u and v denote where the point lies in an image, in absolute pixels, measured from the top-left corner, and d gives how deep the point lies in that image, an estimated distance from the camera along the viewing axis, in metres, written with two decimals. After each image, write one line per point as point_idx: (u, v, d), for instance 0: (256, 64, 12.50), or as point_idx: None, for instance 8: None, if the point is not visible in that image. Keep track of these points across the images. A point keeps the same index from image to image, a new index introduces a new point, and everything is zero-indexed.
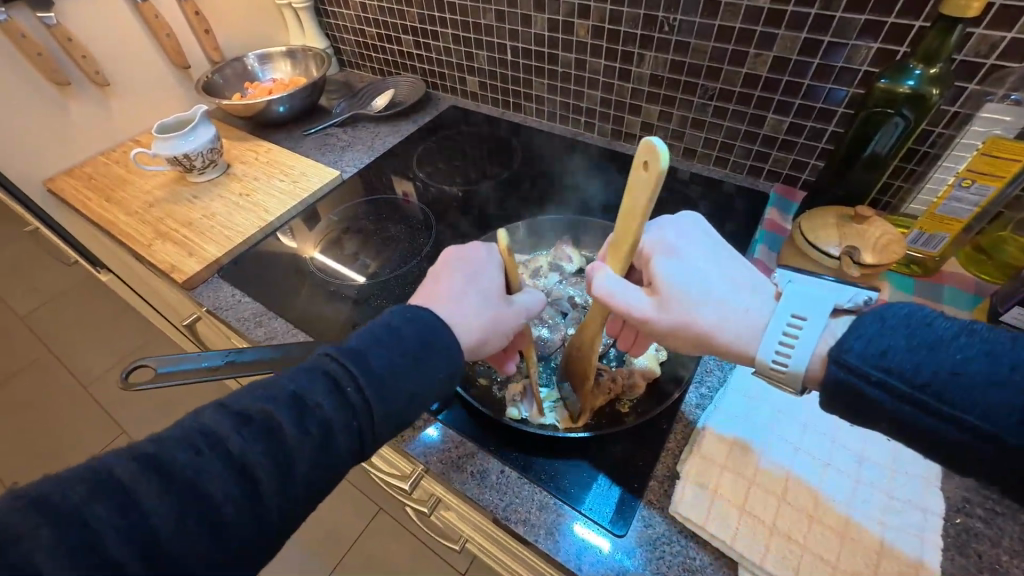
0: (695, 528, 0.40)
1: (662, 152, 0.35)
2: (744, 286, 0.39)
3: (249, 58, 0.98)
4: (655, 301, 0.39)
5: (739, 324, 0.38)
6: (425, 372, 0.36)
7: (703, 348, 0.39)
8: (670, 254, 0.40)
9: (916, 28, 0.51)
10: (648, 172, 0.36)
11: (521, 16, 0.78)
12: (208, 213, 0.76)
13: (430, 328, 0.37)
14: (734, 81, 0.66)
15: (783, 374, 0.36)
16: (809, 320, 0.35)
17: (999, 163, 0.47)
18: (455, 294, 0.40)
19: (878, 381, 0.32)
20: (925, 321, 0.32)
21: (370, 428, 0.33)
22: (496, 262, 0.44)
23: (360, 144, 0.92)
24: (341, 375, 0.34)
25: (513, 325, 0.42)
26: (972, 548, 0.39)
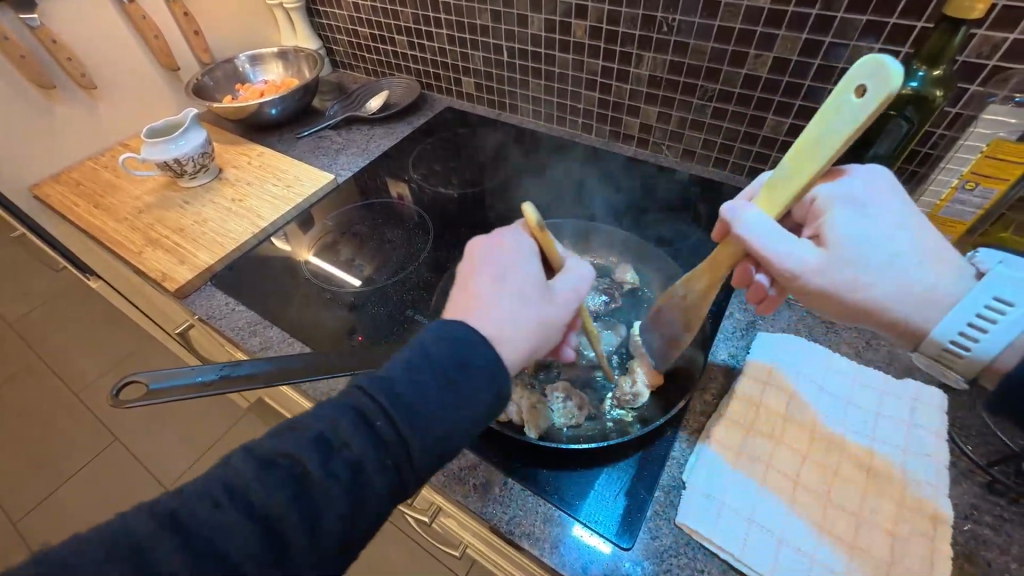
0: (701, 539, 0.40)
1: (892, 72, 0.30)
2: (935, 262, 0.38)
3: (239, 59, 0.96)
4: (819, 258, 0.39)
5: (912, 298, 0.38)
6: (465, 398, 0.33)
7: (859, 314, 0.40)
8: (849, 213, 0.39)
9: (918, 28, 0.51)
10: (856, 104, 0.32)
11: (518, 16, 0.77)
12: (200, 218, 0.74)
13: (470, 348, 0.34)
14: (733, 82, 0.65)
15: (961, 356, 0.37)
16: (1019, 306, 0.34)
17: (1004, 166, 0.47)
18: (488, 303, 0.37)
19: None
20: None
21: (409, 467, 0.31)
22: (531, 251, 0.41)
23: (354, 147, 0.90)
24: (370, 408, 0.32)
25: (560, 320, 0.40)
26: (981, 556, 0.38)
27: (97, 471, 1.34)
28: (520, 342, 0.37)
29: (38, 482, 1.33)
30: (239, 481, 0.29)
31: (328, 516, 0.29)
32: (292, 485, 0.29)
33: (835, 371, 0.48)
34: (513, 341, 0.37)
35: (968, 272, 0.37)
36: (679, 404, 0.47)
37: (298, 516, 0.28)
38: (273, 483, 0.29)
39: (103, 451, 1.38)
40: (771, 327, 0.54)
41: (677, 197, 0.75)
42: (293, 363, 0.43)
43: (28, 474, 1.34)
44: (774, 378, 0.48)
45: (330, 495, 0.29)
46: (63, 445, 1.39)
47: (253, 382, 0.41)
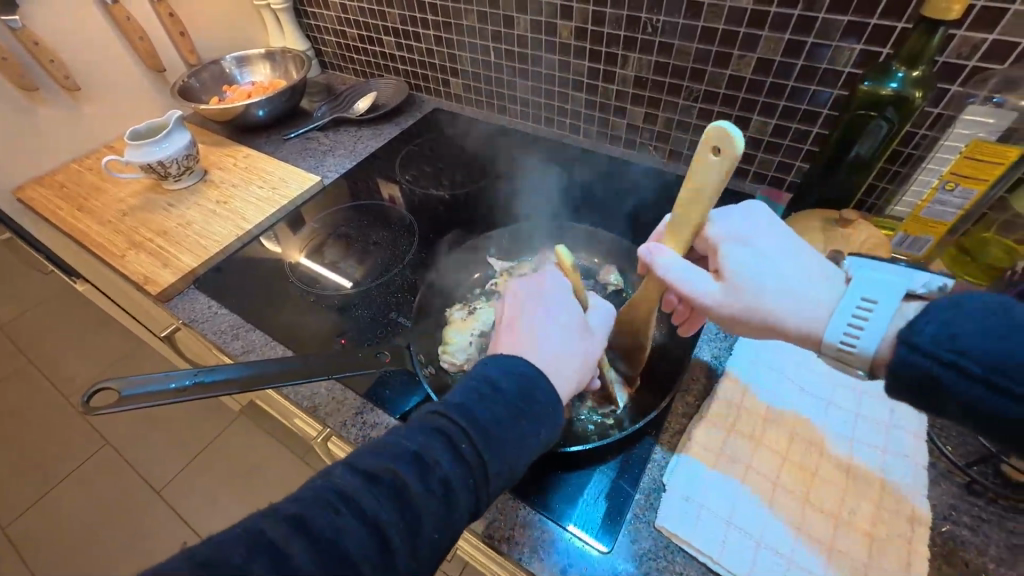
0: (680, 542, 0.39)
1: (737, 136, 0.36)
2: (819, 278, 0.38)
3: (226, 60, 0.95)
4: (720, 289, 0.39)
5: (805, 308, 0.37)
6: (531, 428, 0.33)
7: (767, 333, 0.39)
8: (736, 239, 0.40)
9: (899, 29, 0.51)
10: (717, 157, 0.38)
11: (504, 17, 0.76)
12: (184, 221, 0.74)
13: (535, 381, 0.35)
14: (718, 83, 0.65)
15: (851, 355, 0.35)
16: (881, 301, 0.35)
17: (982, 166, 0.46)
18: (542, 337, 0.39)
19: (951, 362, 0.31)
20: (1003, 309, 0.31)
21: (486, 486, 0.31)
22: (568, 291, 0.43)
23: (341, 148, 0.90)
24: (453, 433, 0.32)
25: (599, 354, 0.42)
26: (959, 556, 0.38)
27: (88, 475, 1.33)
28: (572, 371, 0.38)
29: (28, 487, 1.32)
30: (346, 489, 0.28)
31: (426, 526, 0.29)
32: (392, 498, 0.29)
33: (816, 372, 0.48)
34: (566, 373, 0.38)
35: (838, 279, 0.38)
36: (662, 403, 0.47)
37: (397, 527, 0.28)
38: (378, 493, 0.29)
39: (93, 454, 1.37)
40: None
41: (664, 198, 0.75)
42: (270, 367, 0.42)
43: (18, 477, 1.33)
44: (753, 380, 0.48)
45: (428, 507, 0.29)
46: (53, 449, 1.38)
47: (228, 386, 0.41)
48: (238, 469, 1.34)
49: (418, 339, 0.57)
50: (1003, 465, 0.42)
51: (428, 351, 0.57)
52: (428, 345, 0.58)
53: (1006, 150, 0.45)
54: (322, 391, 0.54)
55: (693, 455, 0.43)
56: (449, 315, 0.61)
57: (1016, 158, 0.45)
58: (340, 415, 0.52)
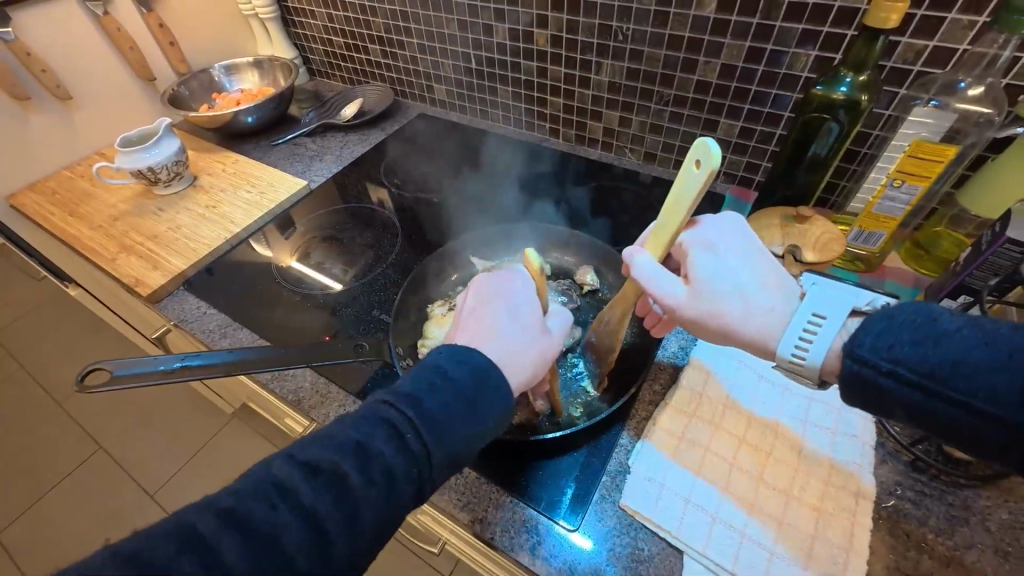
0: (643, 520, 0.42)
1: (716, 153, 0.36)
2: (773, 286, 0.40)
3: (215, 69, 0.97)
4: (686, 293, 0.40)
5: (761, 317, 0.39)
6: (478, 416, 0.35)
7: (728, 340, 0.40)
8: (704, 246, 0.41)
9: (849, 37, 0.54)
10: (700, 171, 0.39)
11: (483, 26, 0.79)
12: (174, 225, 0.76)
13: (483, 371, 0.37)
14: (687, 87, 0.68)
15: (801, 367, 0.37)
16: (831, 317, 0.36)
17: (924, 165, 0.50)
18: (498, 331, 0.41)
19: (889, 371, 0.32)
20: (931, 317, 0.31)
21: (429, 474, 0.33)
22: (531, 291, 0.45)
23: (329, 153, 0.92)
24: (400, 422, 0.34)
25: (553, 354, 0.43)
26: (902, 528, 0.41)
27: (81, 480, 1.34)
28: (522, 367, 0.40)
29: (21, 492, 1.33)
30: (283, 481, 0.30)
31: (365, 515, 0.31)
32: (331, 490, 0.30)
33: None
34: (517, 366, 0.40)
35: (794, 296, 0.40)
36: (628, 390, 0.49)
37: (335, 517, 0.30)
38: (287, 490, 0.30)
39: (86, 458, 1.38)
40: None
41: (639, 199, 0.78)
42: (252, 354, 0.45)
43: (11, 481, 1.34)
44: (716, 367, 0.50)
45: (367, 496, 0.31)
46: (46, 453, 1.39)
47: (212, 372, 0.43)
48: (232, 470, 1.35)
49: (399, 335, 0.59)
50: (944, 444, 0.44)
51: (407, 345, 0.59)
52: (408, 340, 0.60)
53: (944, 149, 0.48)
54: (306, 384, 0.56)
55: (655, 440, 0.46)
56: (429, 311, 0.63)
57: (953, 156, 0.49)
58: (324, 407, 0.54)
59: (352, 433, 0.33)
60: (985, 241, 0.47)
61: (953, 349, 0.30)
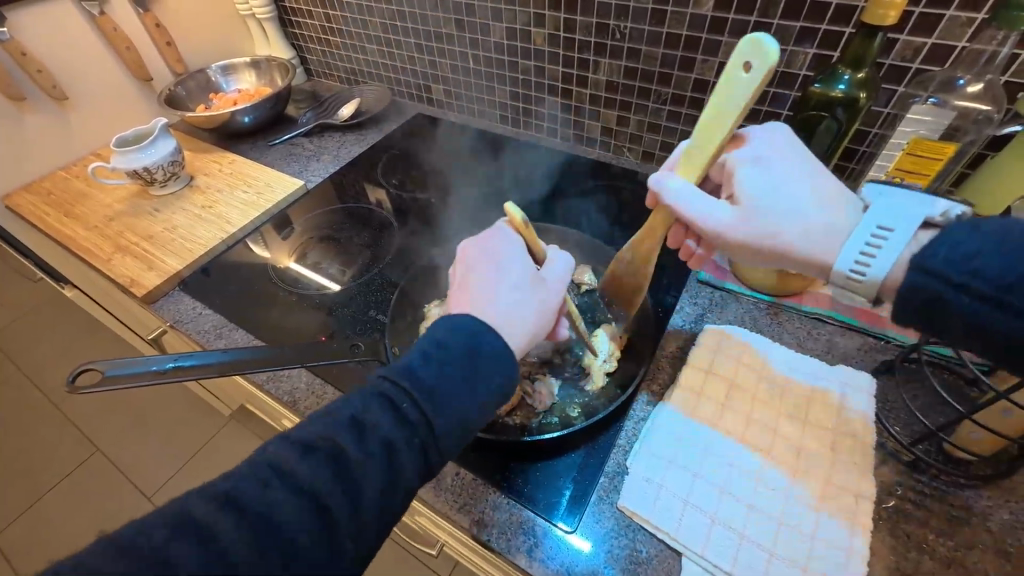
0: (641, 521, 0.41)
1: (767, 60, 0.36)
2: (828, 202, 0.39)
3: (211, 69, 0.97)
4: (733, 213, 0.40)
5: (815, 236, 0.39)
6: (477, 382, 0.35)
7: (779, 260, 0.40)
8: (754, 166, 0.41)
9: (847, 34, 0.54)
10: (745, 83, 0.38)
11: (480, 26, 0.79)
12: (170, 225, 0.76)
13: (476, 336, 0.36)
14: (684, 86, 0.68)
15: (861, 283, 0.36)
16: (902, 227, 0.35)
17: (922, 162, 0.51)
18: (491, 293, 0.39)
19: (960, 284, 0.32)
20: (1015, 230, 0.32)
21: (433, 444, 0.33)
22: (519, 247, 0.43)
23: (326, 153, 0.92)
24: (396, 394, 0.33)
25: (557, 305, 0.43)
26: (902, 529, 0.41)
27: (78, 482, 1.34)
28: (525, 323, 0.39)
29: (17, 494, 1.32)
30: (279, 464, 0.30)
31: (365, 488, 0.30)
32: (330, 465, 0.30)
33: (774, 359, 0.50)
34: (519, 323, 0.39)
35: (854, 209, 0.39)
36: (628, 389, 0.49)
37: (333, 490, 0.30)
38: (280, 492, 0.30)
39: (82, 460, 1.37)
40: (719, 318, 0.57)
41: (638, 198, 0.77)
42: (247, 354, 0.44)
43: (7, 484, 1.34)
44: (715, 366, 0.50)
45: (367, 472, 0.31)
46: (42, 455, 1.38)
47: (206, 372, 0.43)
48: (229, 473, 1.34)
49: (396, 336, 0.59)
50: (944, 443, 0.44)
51: (404, 345, 0.59)
52: (405, 340, 0.59)
53: (943, 146, 0.49)
54: (302, 385, 0.55)
55: (654, 441, 0.45)
56: (426, 311, 0.63)
57: (954, 154, 0.49)
58: (320, 408, 0.53)
59: (346, 410, 0.33)
60: None
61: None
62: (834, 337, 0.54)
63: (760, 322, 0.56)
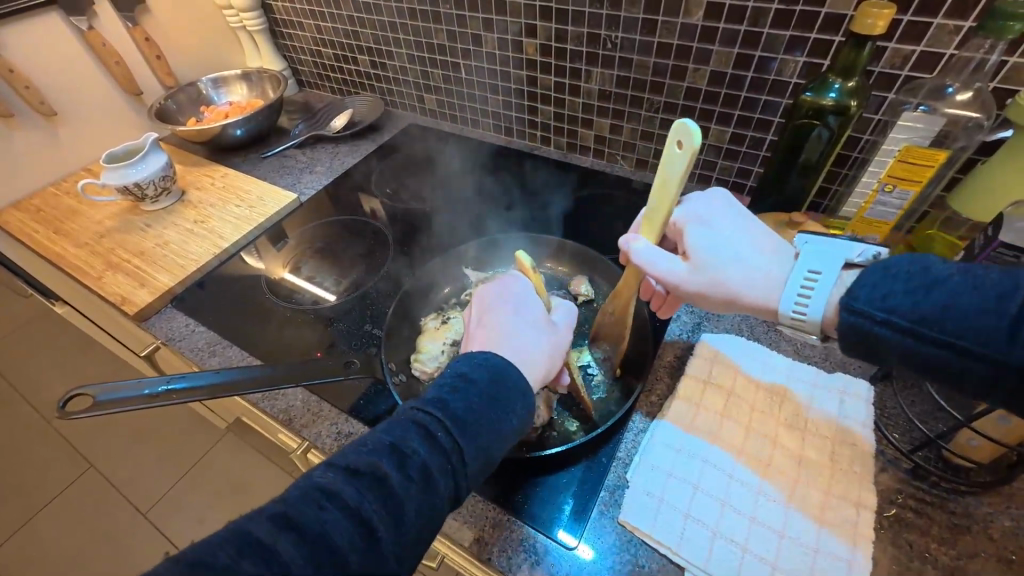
0: (643, 536, 0.41)
1: (695, 131, 0.37)
2: (769, 250, 0.40)
3: (202, 82, 0.96)
4: (684, 268, 0.41)
5: (761, 282, 0.38)
6: (505, 412, 0.36)
7: (731, 307, 0.40)
8: (700, 223, 0.42)
9: (836, 43, 0.54)
10: (681, 151, 0.39)
11: (472, 36, 0.79)
12: (161, 241, 0.75)
13: (500, 372, 0.37)
14: (677, 95, 0.68)
15: (802, 323, 0.37)
16: (824, 272, 0.36)
17: (916, 169, 0.50)
18: (512, 333, 0.42)
19: (882, 321, 0.32)
20: (920, 262, 0.32)
21: (463, 472, 0.33)
22: (529, 291, 0.47)
23: (319, 165, 0.91)
24: (429, 423, 0.34)
25: (566, 345, 0.45)
26: (904, 538, 0.40)
27: (70, 500, 1.32)
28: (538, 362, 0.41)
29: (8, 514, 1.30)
30: (328, 484, 0.29)
31: (409, 511, 0.30)
32: (375, 488, 0.30)
33: (772, 367, 0.50)
34: (530, 362, 0.40)
35: (788, 254, 0.39)
36: (624, 406, 0.48)
37: (379, 514, 0.29)
38: None
39: (75, 478, 1.35)
40: (716, 327, 0.57)
41: (632, 207, 0.77)
42: (240, 374, 0.44)
43: None
44: (715, 373, 0.50)
45: (408, 493, 0.30)
46: (35, 473, 1.36)
47: (200, 394, 0.42)
48: (226, 487, 1.33)
49: (392, 350, 0.58)
50: (943, 450, 0.44)
51: (401, 359, 0.58)
52: (401, 354, 0.59)
53: (934, 153, 0.48)
54: (298, 403, 0.55)
55: (653, 453, 0.45)
56: (423, 325, 0.62)
57: (944, 161, 0.48)
58: (316, 426, 0.53)
59: (383, 435, 0.33)
60: (978, 244, 0.47)
61: (943, 293, 0.30)
62: (830, 344, 0.54)
63: (756, 330, 0.57)
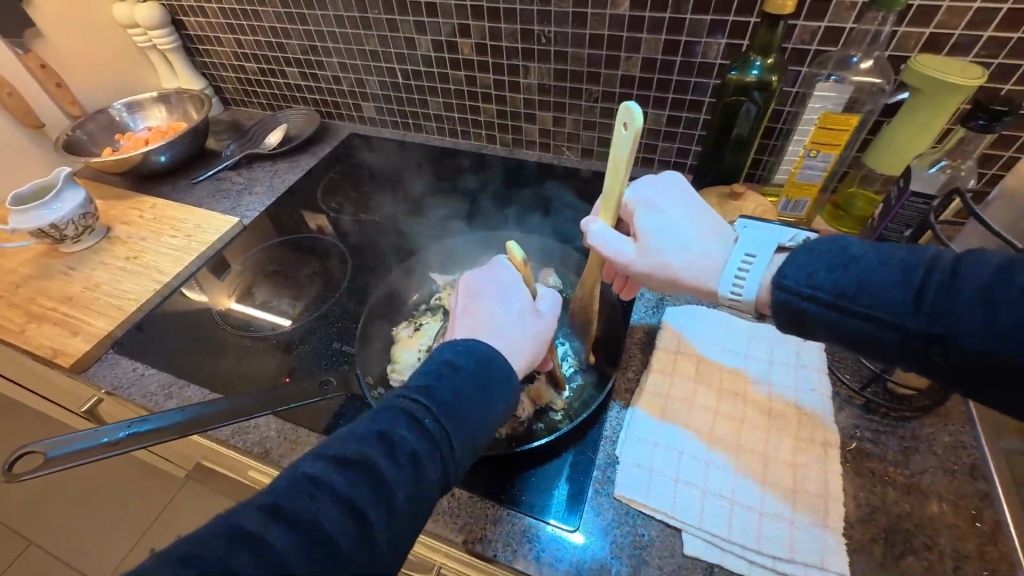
0: (639, 506, 0.43)
1: (636, 113, 0.39)
2: (713, 233, 0.41)
3: (113, 108, 0.89)
4: (633, 250, 0.43)
5: (703, 265, 0.40)
6: (491, 397, 0.36)
7: (675, 289, 0.42)
8: (648, 205, 0.43)
9: (752, 23, 0.58)
10: (626, 133, 0.40)
11: (405, 40, 0.78)
12: (90, 283, 0.69)
13: (484, 359, 0.37)
14: (613, 83, 0.71)
15: (737, 303, 0.39)
16: (759, 255, 0.38)
17: (833, 134, 0.55)
18: (493, 319, 0.42)
19: (809, 297, 0.34)
20: (840, 246, 0.35)
21: (451, 459, 0.33)
22: (514, 275, 0.47)
23: (258, 186, 0.87)
24: (416, 409, 0.34)
25: (552, 331, 0.45)
26: (866, 467, 0.45)
27: None
28: (522, 353, 0.41)
29: None
30: (317, 475, 0.29)
31: (399, 497, 0.30)
32: (366, 476, 0.30)
33: (731, 332, 0.54)
34: (516, 348, 0.41)
35: (730, 240, 0.41)
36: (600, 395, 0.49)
37: (370, 496, 0.29)
38: None
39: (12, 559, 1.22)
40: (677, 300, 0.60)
41: (584, 195, 0.80)
42: (207, 411, 0.41)
43: None
44: (682, 346, 0.53)
45: (398, 480, 0.30)
46: None
47: (165, 436, 0.39)
48: None
49: (367, 364, 0.57)
50: (887, 383, 0.49)
51: (376, 372, 0.57)
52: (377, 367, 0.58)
53: (847, 118, 0.53)
54: (272, 433, 0.52)
55: (638, 428, 0.47)
56: (395, 334, 0.61)
57: (857, 124, 0.53)
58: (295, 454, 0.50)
59: (385, 412, 0.34)
60: (894, 196, 0.52)
61: (862, 270, 0.33)
62: None
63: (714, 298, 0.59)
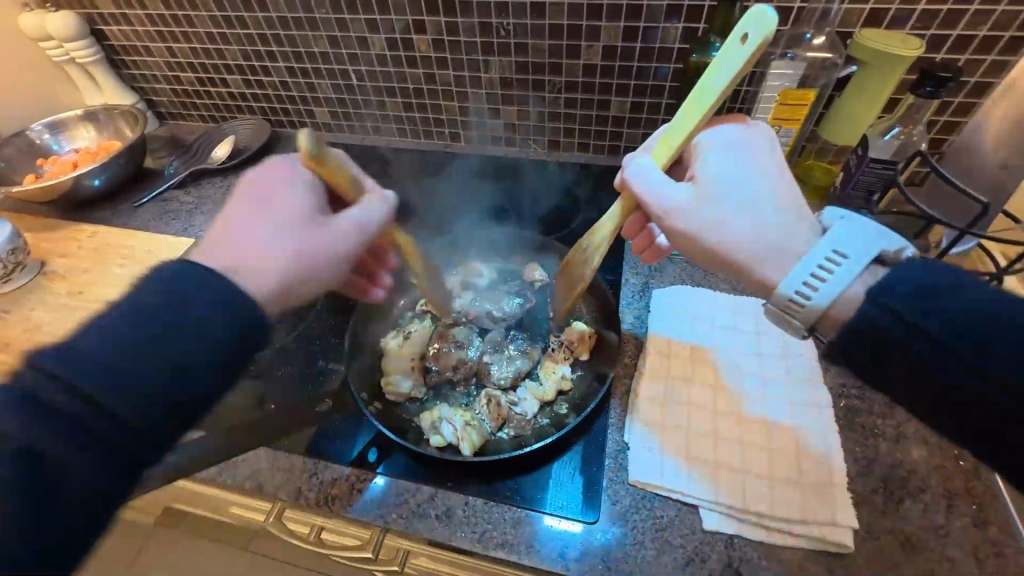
0: (656, 488, 0.43)
1: (769, 19, 0.35)
2: (786, 211, 0.38)
3: (33, 130, 0.81)
4: (690, 200, 0.40)
5: (765, 241, 0.37)
6: (159, 361, 0.32)
7: (716, 259, 0.39)
8: (724, 159, 0.41)
9: (706, 7, 0.60)
10: (743, 47, 0.38)
11: (356, 39, 0.75)
12: (29, 325, 0.62)
13: (171, 308, 0.33)
14: (575, 73, 0.71)
15: (803, 306, 0.36)
16: (850, 259, 0.35)
17: (793, 109, 0.57)
18: (262, 236, 0.37)
19: (905, 317, 0.32)
20: (953, 278, 0.33)
21: (105, 430, 0.31)
22: (303, 178, 0.41)
23: (209, 203, 0.81)
24: (46, 384, 0.30)
25: (339, 249, 0.41)
26: (858, 422, 0.47)
27: None
28: (267, 272, 0.37)
29: None
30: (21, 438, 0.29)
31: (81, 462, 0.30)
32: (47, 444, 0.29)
33: (721, 310, 0.55)
34: (267, 275, 0.37)
35: (813, 228, 0.38)
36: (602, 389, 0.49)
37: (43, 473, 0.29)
38: None
39: None
40: (663, 281, 0.60)
41: (556, 187, 0.79)
42: None
43: None
44: (676, 330, 0.53)
45: (81, 444, 0.30)
46: None
47: None
48: None
49: (359, 379, 0.54)
50: None
51: (369, 386, 0.54)
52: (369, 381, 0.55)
53: (804, 93, 0.56)
54: (262, 465, 0.49)
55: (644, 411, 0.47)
56: (383, 344, 0.59)
57: (813, 99, 0.56)
58: (291, 484, 0.47)
59: (50, 344, 0.31)
60: (853, 163, 0.55)
61: (948, 301, 0.32)
62: None
63: (696, 276, 0.60)
